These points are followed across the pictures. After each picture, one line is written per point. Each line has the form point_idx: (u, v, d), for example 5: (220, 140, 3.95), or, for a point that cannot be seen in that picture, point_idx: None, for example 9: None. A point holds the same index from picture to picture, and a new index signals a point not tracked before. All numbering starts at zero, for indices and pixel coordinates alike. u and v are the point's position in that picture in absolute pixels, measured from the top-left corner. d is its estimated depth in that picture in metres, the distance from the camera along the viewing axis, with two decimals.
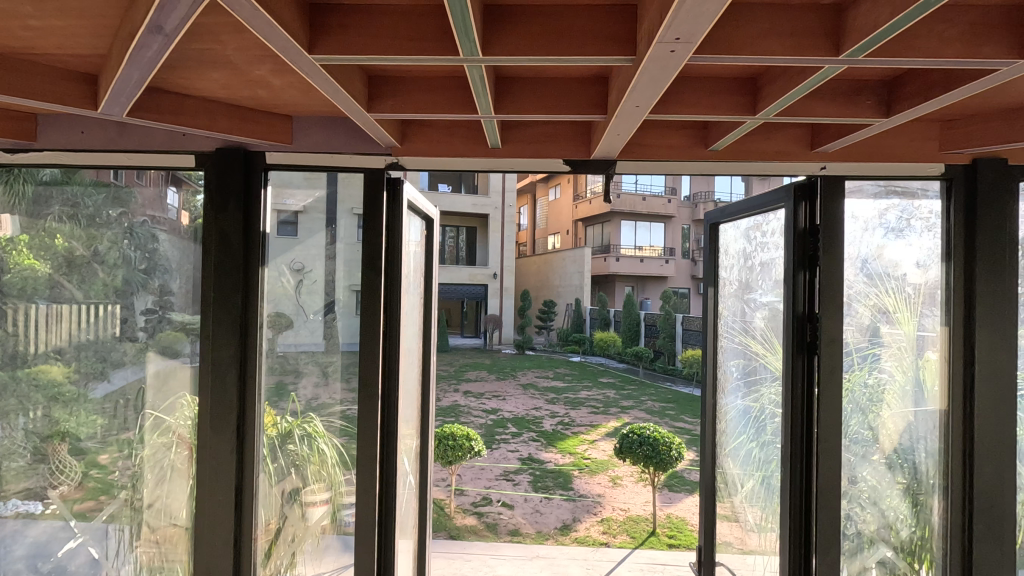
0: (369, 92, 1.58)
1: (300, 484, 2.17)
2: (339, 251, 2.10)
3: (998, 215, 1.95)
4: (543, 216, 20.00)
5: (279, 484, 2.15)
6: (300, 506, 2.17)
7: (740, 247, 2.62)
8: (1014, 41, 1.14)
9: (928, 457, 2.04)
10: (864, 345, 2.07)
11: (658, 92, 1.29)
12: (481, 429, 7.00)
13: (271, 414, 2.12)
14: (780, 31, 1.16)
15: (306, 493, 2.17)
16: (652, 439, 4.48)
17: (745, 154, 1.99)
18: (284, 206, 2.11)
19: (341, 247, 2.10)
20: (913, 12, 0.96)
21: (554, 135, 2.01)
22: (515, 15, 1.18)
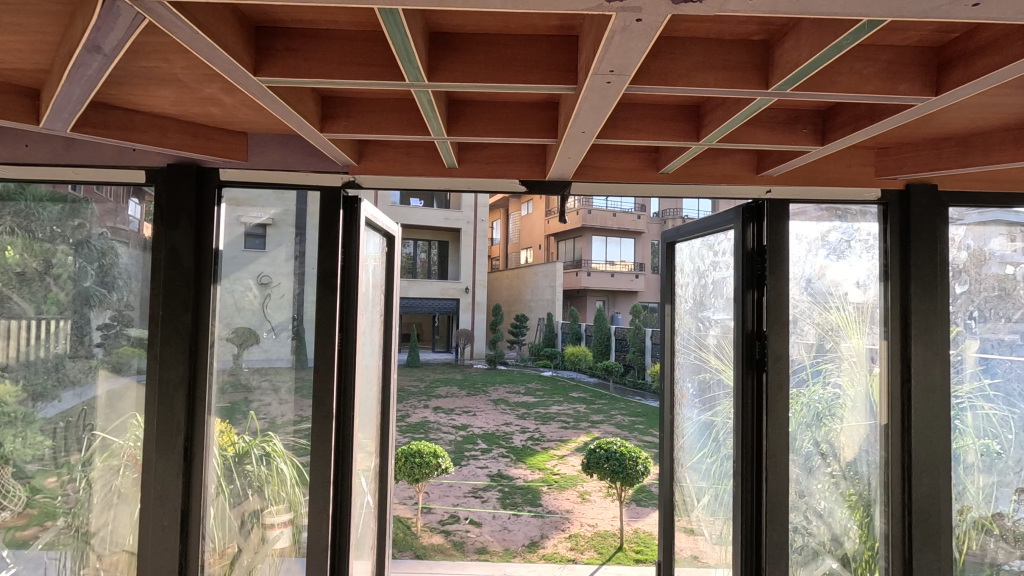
0: (322, 112, 1.59)
1: (260, 505, 2.12)
2: (308, 264, 2.09)
3: (931, 237, 2.06)
4: (516, 231, 20.12)
5: (237, 505, 2.11)
6: (261, 528, 2.12)
7: (694, 266, 2.70)
8: (927, 79, 1.22)
9: (871, 470, 2.12)
10: (810, 361, 2.15)
11: (601, 119, 1.34)
12: (450, 446, 6.92)
13: (230, 432, 2.10)
14: (714, 64, 1.22)
15: (267, 514, 2.12)
16: (618, 454, 4.51)
17: (695, 177, 2.06)
18: (252, 219, 2.11)
19: (310, 260, 2.09)
20: (829, 53, 1.03)
21: (510, 156, 2.05)
22: (460, 43, 1.21)
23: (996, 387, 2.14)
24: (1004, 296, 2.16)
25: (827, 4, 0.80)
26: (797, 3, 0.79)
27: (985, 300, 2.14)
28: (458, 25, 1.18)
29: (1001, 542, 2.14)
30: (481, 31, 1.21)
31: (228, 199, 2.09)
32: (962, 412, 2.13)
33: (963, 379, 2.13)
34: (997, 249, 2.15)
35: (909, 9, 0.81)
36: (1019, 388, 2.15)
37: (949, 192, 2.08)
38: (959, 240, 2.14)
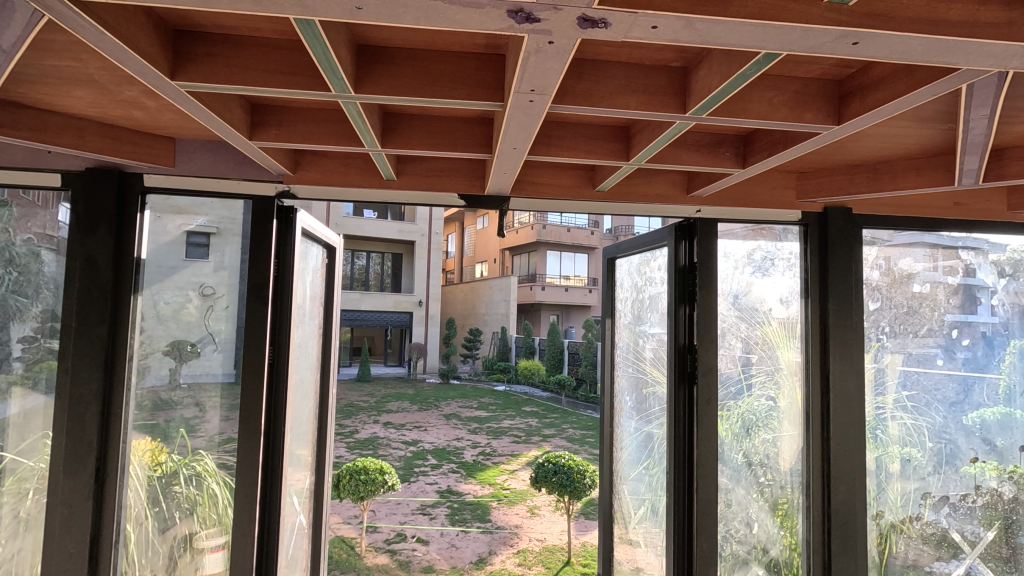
0: (251, 120, 1.55)
1: (190, 529, 2.02)
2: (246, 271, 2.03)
3: (847, 257, 2.19)
4: (471, 244, 20.10)
5: (166, 531, 2.00)
6: (191, 552, 2.02)
7: (632, 281, 2.78)
8: (830, 109, 1.31)
9: (793, 478, 2.21)
10: (736, 374, 2.24)
11: (530, 136, 1.37)
12: (399, 462, 6.77)
13: (157, 451, 2.00)
14: (635, 88, 1.27)
15: (198, 538, 2.02)
16: (566, 468, 4.52)
17: (630, 195, 2.12)
18: (197, 226, 2.05)
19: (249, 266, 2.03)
20: (737, 82, 1.09)
21: (449, 169, 2.06)
22: (387, 56, 1.21)
23: (911, 398, 2.29)
24: (914, 313, 2.31)
25: (722, 36, 0.85)
26: (696, 33, 0.84)
27: (896, 316, 2.29)
28: (385, 39, 1.18)
29: (915, 544, 2.26)
30: (409, 45, 1.21)
31: (172, 206, 2.03)
32: (883, 422, 2.26)
33: (885, 391, 2.27)
34: (906, 268, 2.31)
35: (799, 44, 0.86)
36: (930, 399, 2.30)
37: (863, 215, 2.22)
38: (873, 259, 2.28)
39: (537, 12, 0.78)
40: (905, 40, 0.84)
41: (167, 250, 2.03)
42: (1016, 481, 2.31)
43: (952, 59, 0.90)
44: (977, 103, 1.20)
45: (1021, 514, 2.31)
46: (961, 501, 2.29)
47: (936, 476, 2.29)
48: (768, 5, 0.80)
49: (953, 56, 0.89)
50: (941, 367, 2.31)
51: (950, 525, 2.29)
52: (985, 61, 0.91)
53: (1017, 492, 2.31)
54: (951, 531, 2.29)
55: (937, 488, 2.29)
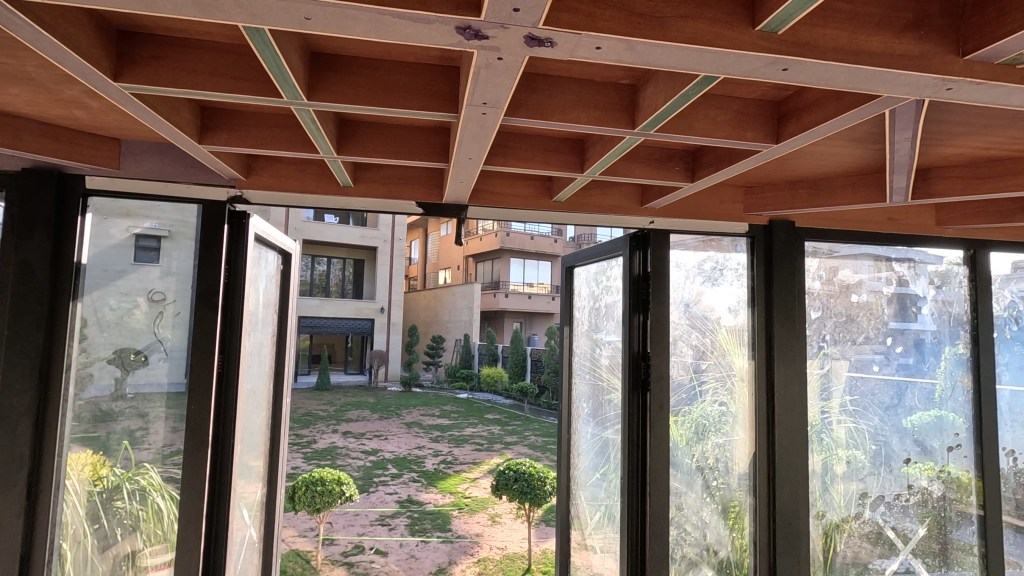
0: (201, 124, 1.52)
1: (134, 546, 1.93)
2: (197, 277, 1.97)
3: (790, 268, 2.29)
4: (435, 251, 19.99)
5: (107, 548, 1.91)
6: (136, 570, 1.93)
7: (590, 290, 2.83)
8: (769, 128, 1.39)
9: (740, 481, 2.29)
10: (687, 380, 2.31)
11: (485, 147, 1.39)
12: (358, 472, 6.64)
13: (98, 465, 1.92)
14: (586, 103, 1.30)
15: (143, 556, 1.93)
16: (527, 475, 4.53)
17: (586, 206, 2.16)
18: (149, 229, 1.98)
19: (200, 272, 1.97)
20: (680, 101, 1.13)
21: (407, 177, 2.07)
22: (341, 64, 1.21)
23: (852, 403, 2.41)
24: (853, 321, 2.43)
25: (662, 58, 0.89)
26: (638, 54, 0.88)
27: (836, 324, 2.41)
28: (339, 47, 1.19)
29: (855, 542, 2.37)
30: (363, 55, 1.22)
31: (120, 209, 1.96)
32: (828, 426, 2.37)
33: (830, 396, 2.38)
34: (846, 279, 2.43)
35: (734, 68, 0.91)
36: (868, 402, 2.42)
37: (805, 228, 2.34)
38: (814, 270, 2.40)
39: (484, 29, 0.80)
40: (830, 68, 0.90)
41: (114, 253, 1.95)
42: (946, 480, 2.45)
43: (873, 86, 0.96)
44: (900, 127, 1.29)
45: (951, 511, 2.45)
46: (896, 499, 2.42)
47: (873, 476, 2.41)
48: (704, 31, 0.84)
49: (873, 84, 0.96)
50: (877, 373, 2.44)
51: (885, 523, 2.41)
52: (903, 89, 0.98)
53: (947, 490, 2.45)
54: (887, 529, 2.41)
55: (874, 488, 2.41)
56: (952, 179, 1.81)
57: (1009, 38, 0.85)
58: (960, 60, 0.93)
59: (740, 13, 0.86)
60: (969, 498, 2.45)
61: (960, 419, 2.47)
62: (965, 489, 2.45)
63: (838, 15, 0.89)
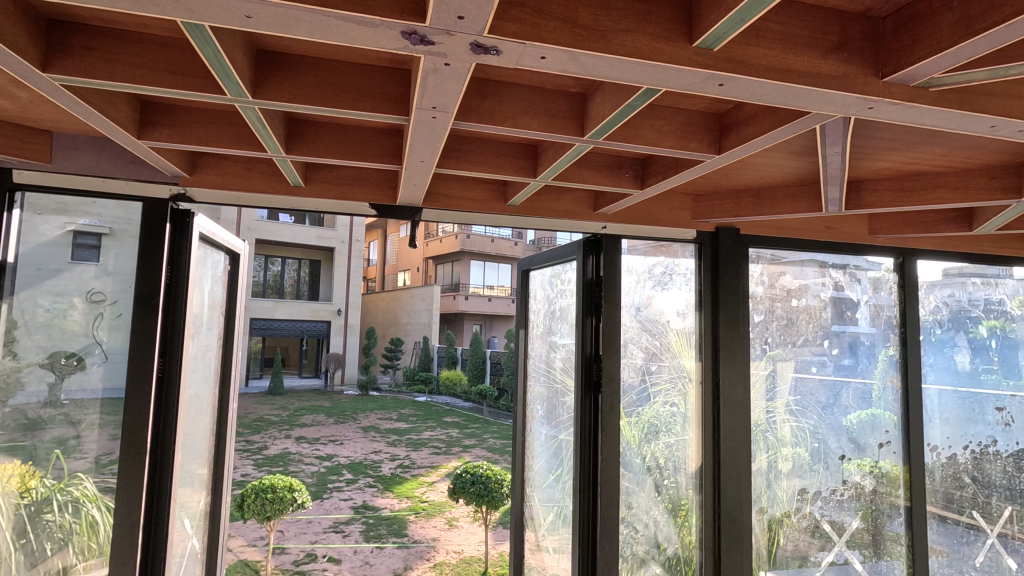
0: (140, 118, 1.46)
1: (65, 562, 1.84)
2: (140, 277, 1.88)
3: (735, 273, 2.38)
4: (395, 253, 19.74)
5: (36, 565, 1.81)
6: None
7: (545, 293, 2.87)
8: (711, 139, 1.44)
9: (688, 479, 2.36)
10: (637, 382, 2.37)
11: (437, 150, 1.39)
12: (312, 478, 6.48)
13: (27, 475, 1.81)
14: (536, 109, 1.33)
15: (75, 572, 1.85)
16: (484, 478, 4.52)
17: (540, 210, 2.19)
18: (88, 226, 1.88)
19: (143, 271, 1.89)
20: (625, 111, 1.17)
21: (360, 178, 2.04)
22: (288, 63, 1.19)
23: (794, 402, 2.52)
24: (793, 325, 2.55)
25: (605, 70, 0.92)
26: (582, 65, 0.90)
27: (777, 327, 2.52)
28: (286, 45, 1.17)
29: (795, 536, 2.49)
30: (311, 54, 1.20)
31: (57, 204, 1.86)
32: (771, 425, 2.47)
33: (774, 396, 2.49)
34: (787, 284, 2.54)
35: (673, 82, 0.95)
36: (808, 402, 2.54)
37: (749, 235, 2.44)
38: (758, 275, 2.50)
39: (429, 35, 0.81)
40: (762, 84, 0.95)
41: (48, 251, 1.85)
42: (877, 475, 2.59)
43: (802, 103, 1.02)
44: (830, 142, 1.37)
45: (882, 504, 2.59)
46: (832, 494, 2.55)
47: (812, 473, 2.53)
48: (644, 46, 0.88)
49: (803, 101, 1.01)
50: (815, 374, 2.56)
51: (822, 516, 2.53)
52: (829, 107, 1.04)
53: (879, 484, 2.59)
54: (823, 522, 2.53)
55: (812, 483, 2.53)
56: (882, 191, 1.92)
57: (922, 63, 0.92)
58: (880, 82, 1.00)
59: (678, 29, 0.89)
60: (898, 490, 2.60)
61: (890, 416, 2.62)
62: (894, 483, 2.60)
63: (770, 35, 0.94)
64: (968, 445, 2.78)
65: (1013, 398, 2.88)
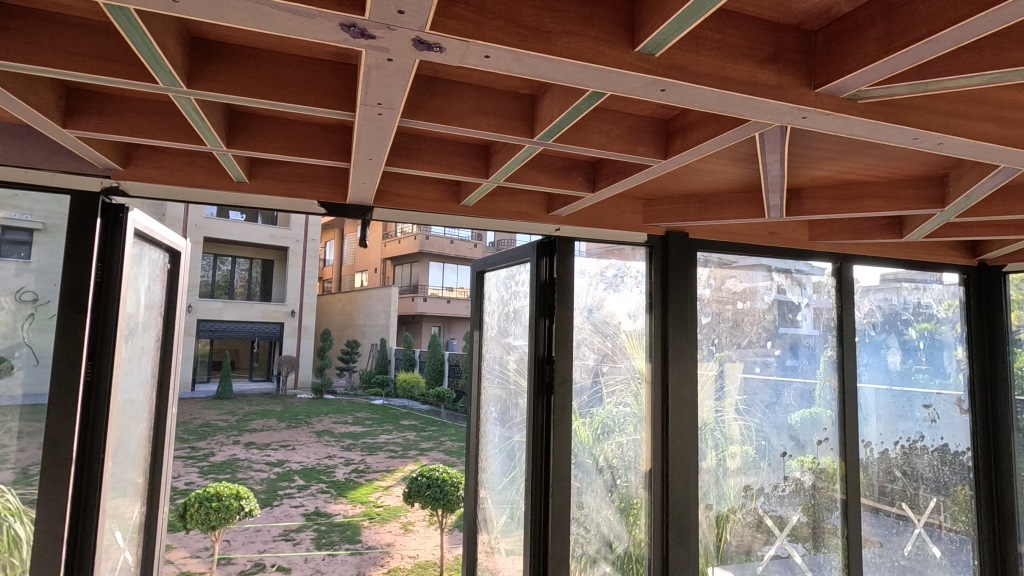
0: (66, 106, 1.37)
1: None
2: (74, 275, 1.77)
3: (683, 276, 2.44)
4: (352, 253, 19.35)
5: None
6: None
7: (499, 295, 2.86)
8: (658, 145, 1.47)
9: (637, 479, 2.40)
10: (589, 383, 2.40)
11: (385, 148, 1.37)
12: (261, 485, 6.26)
13: None
14: (486, 110, 1.32)
15: None
16: (440, 481, 4.47)
17: (494, 212, 2.18)
18: (13, 220, 1.77)
19: (77, 269, 1.78)
20: (573, 113, 1.18)
21: (308, 176, 1.98)
22: (226, 54, 1.14)
23: (740, 402, 2.60)
24: (739, 326, 2.64)
25: (549, 71, 0.92)
26: (526, 66, 0.90)
27: (724, 328, 2.60)
28: (224, 34, 1.12)
29: (740, 531, 2.57)
30: (251, 45, 1.16)
31: None
32: (718, 424, 2.54)
33: (722, 396, 2.56)
34: (733, 287, 2.63)
35: (617, 86, 0.96)
36: (752, 401, 2.63)
37: (697, 239, 2.50)
38: (705, 278, 2.57)
39: (370, 29, 0.79)
40: (701, 91, 0.98)
41: None
42: (816, 471, 2.71)
43: (740, 111, 1.05)
44: (770, 150, 1.42)
45: (821, 498, 2.70)
46: (775, 490, 2.64)
47: (756, 470, 2.61)
48: (586, 49, 0.88)
49: (741, 109, 1.05)
50: (759, 374, 2.65)
51: (765, 512, 2.62)
52: (766, 116, 1.08)
53: (818, 480, 2.71)
54: (766, 517, 2.62)
55: (756, 480, 2.61)
56: (820, 199, 2.01)
57: (849, 75, 0.96)
58: (812, 93, 1.04)
59: (620, 34, 0.90)
60: (835, 485, 2.72)
61: (828, 414, 2.75)
62: (832, 478, 2.72)
63: (709, 43, 0.96)
64: (898, 440, 2.94)
65: (939, 396, 3.06)
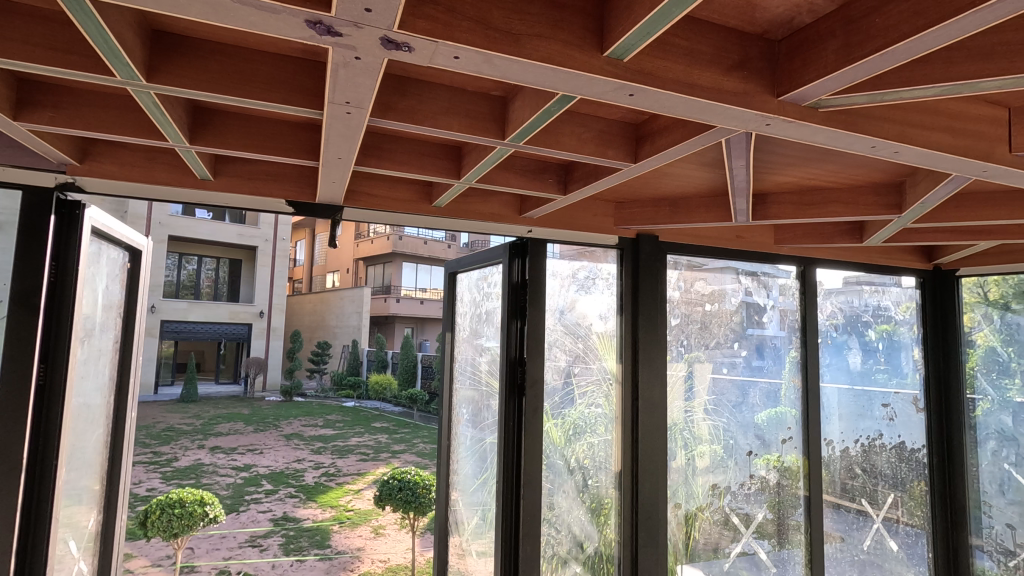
0: (17, 98, 1.31)
1: None
2: (25, 274, 1.70)
3: (653, 278, 2.47)
4: (323, 253, 19.05)
5: None
6: None
7: (471, 296, 2.86)
8: (628, 148, 1.49)
9: (607, 479, 2.42)
10: (560, 384, 2.41)
11: (354, 147, 1.35)
12: (227, 490, 6.10)
13: None
14: (457, 111, 1.32)
15: None
16: (412, 484, 4.43)
17: (465, 213, 2.18)
18: None
19: (28, 268, 1.71)
20: (543, 116, 1.18)
21: (276, 174, 1.94)
22: (188, 47, 1.11)
23: (708, 402, 2.65)
24: (707, 328, 2.69)
25: (519, 73, 0.92)
26: (496, 67, 0.90)
27: (693, 330, 2.65)
28: (186, 27, 1.09)
29: (708, 529, 2.61)
30: (215, 39, 1.13)
31: None
32: (687, 423, 2.58)
33: (691, 397, 2.60)
34: (701, 290, 2.67)
35: (586, 89, 0.97)
36: (720, 401, 2.68)
37: (667, 242, 2.54)
38: (675, 281, 2.61)
39: (336, 27, 0.78)
40: (669, 96, 0.99)
41: None
42: (780, 469, 2.77)
43: (706, 117, 1.07)
44: (736, 156, 1.45)
45: (786, 495, 2.77)
46: (741, 488, 2.70)
47: (723, 469, 2.66)
48: (556, 52, 0.89)
49: (707, 114, 1.07)
50: (726, 374, 2.70)
51: (732, 510, 2.67)
52: (731, 122, 1.10)
53: (782, 478, 2.77)
54: (733, 515, 2.67)
55: (723, 479, 2.66)
56: (784, 204, 2.06)
57: (811, 84, 0.99)
58: (776, 100, 1.06)
59: (589, 38, 0.91)
60: (798, 482, 2.79)
61: (792, 414, 2.82)
62: (795, 475, 2.79)
63: (676, 49, 0.98)
64: (858, 438, 3.03)
65: (897, 395, 3.17)
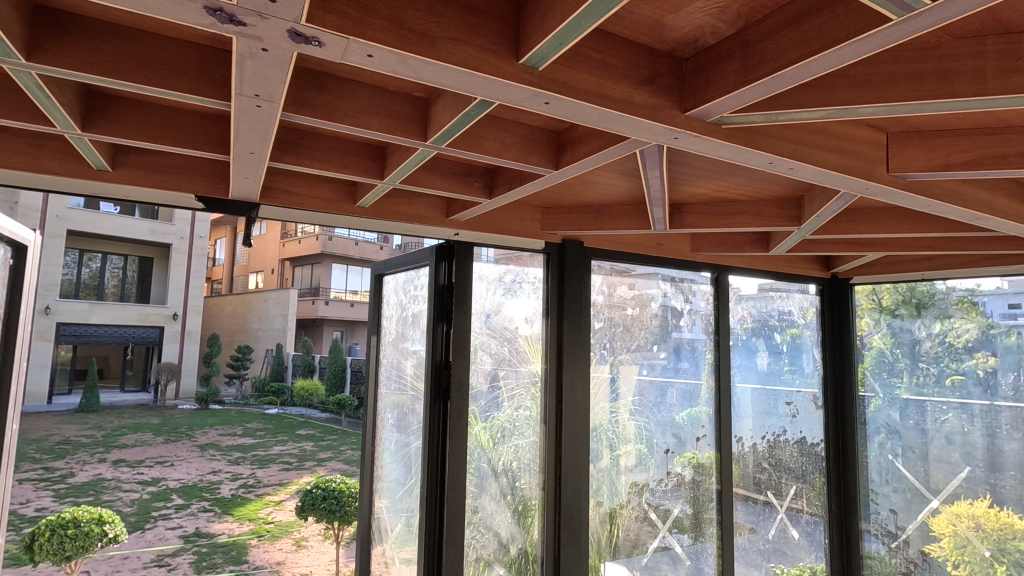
0: None
1: None
2: None
3: (578, 282, 2.53)
4: (246, 253, 18.08)
5: None
6: None
7: (397, 299, 2.81)
8: (549, 155, 1.52)
9: (531, 480, 2.45)
10: (485, 388, 2.41)
11: (268, 142, 1.29)
12: (132, 507, 5.63)
13: None
14: (377, 109, 1.29)
15: None
16: (337, 492, 4.28)
17: (391, 214, 2.14)
18: None
19: None
20: (464, 119, 1.18)
21: (185, 167, 1.82)
22: (76, 27, 1.02)
23: (630, 403, 2.74)
24: (630, 331, 2.78)
25: (435, 74, 0.92)
26: (411, 67, 0.90)
27: (615, 333, 2.73)
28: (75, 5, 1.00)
29: (628, 525, 2.69)
30: (110, 19, 1.05)
31: None
32: (609, 424, 2.66)
33: (612, 398, 2.68)
34: (624, 294, 2.77)
35: (502, 95, 0.98)
36: (640, 402, 2.78)
37: (591, 248, 2.62)
38: (598, 285, 2.69)
39: (239, 15, 0.74)
40: (583, 107, 1.03)
41: None
42: (696, 465, 2.92)
43: (619, 127, 1.12)
44: (651, 167, 1.52)
45: (700, 490, 2.92)
46: (659, 484, 2.81)
47: (643, 466, 2.76)
48: (472, 57, 0.89)
49: (620, 125, 1.11)
50: (646, 375, 2.81)
51: (651, 506, 2.78)
52: (643, 134, 1.15)
53: (697, 474, 2.92)
54: (653, 510, 2.78)
55: (643, 476, 2.76)
56: (699, 214, 2.18)
57: (714, 102, 1.05)
58: (683, 115, 1.12)
59: (505, 45, 0.92)
60: (711, 477, 2.95)
61: (706, 413, 2.97)
62: (708, 471, 2.95)
63: (590, 61, 1.01)
64: (765, 434, 3.24)
65: (800, 394, 3.42)
